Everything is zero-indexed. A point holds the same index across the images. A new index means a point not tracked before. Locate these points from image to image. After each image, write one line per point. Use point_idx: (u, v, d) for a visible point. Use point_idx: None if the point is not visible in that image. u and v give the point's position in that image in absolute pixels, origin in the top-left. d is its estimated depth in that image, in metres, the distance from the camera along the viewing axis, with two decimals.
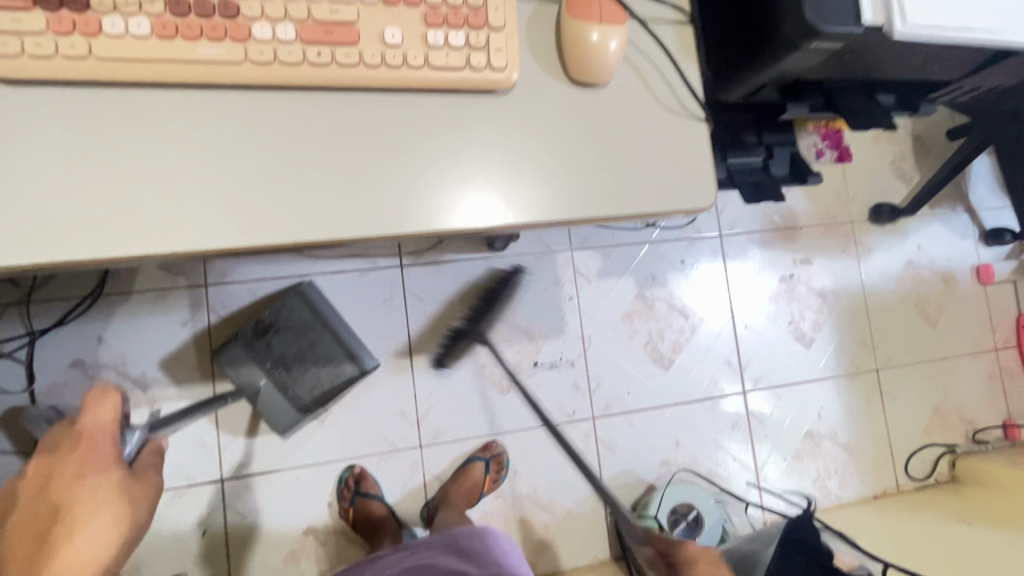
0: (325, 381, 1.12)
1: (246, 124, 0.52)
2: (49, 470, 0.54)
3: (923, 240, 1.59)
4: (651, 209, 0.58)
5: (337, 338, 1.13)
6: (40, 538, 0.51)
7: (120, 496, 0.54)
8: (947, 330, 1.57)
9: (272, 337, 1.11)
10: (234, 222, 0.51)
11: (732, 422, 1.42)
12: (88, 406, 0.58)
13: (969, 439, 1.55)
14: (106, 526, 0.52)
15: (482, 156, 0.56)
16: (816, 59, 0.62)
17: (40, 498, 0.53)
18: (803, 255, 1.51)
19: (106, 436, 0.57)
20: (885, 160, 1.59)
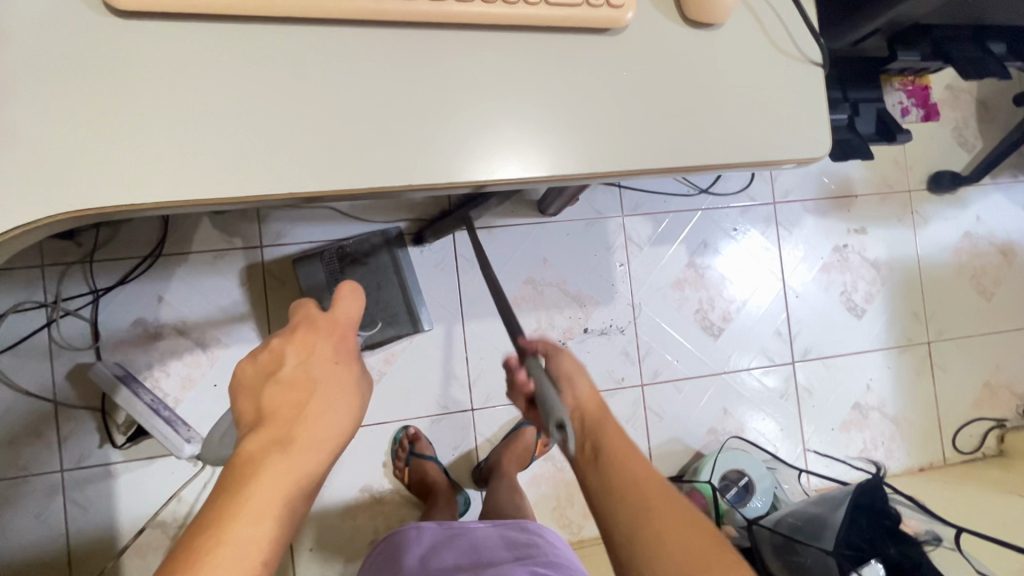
0: (377, 331, 1.19)
1: (361, 63, 0.52)
2: (310, 345, 0.52)
3: (983, 210, 1.54)
4: (761, 157, 0.57)
5: (402, 290, 1.21)
6: (293, 409, 0.49)
7: (362, 391, 0.53)
8: (1003, 304, 1.54)
9: (350, 267, 1.19)
10: (354, 161, 0.51)
11: (779, 393, 1.41)
12: (342, 299, 0.55)
13: (1019, 414, 1.53)
14: (348, 415, 0.51)
15: (595, 97, 0.55)
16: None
17: (298, 369, 0.51)
18: (857, 225, 1.48)
19: (354, 330, 0.56)
20: (947, 127, 1.53)
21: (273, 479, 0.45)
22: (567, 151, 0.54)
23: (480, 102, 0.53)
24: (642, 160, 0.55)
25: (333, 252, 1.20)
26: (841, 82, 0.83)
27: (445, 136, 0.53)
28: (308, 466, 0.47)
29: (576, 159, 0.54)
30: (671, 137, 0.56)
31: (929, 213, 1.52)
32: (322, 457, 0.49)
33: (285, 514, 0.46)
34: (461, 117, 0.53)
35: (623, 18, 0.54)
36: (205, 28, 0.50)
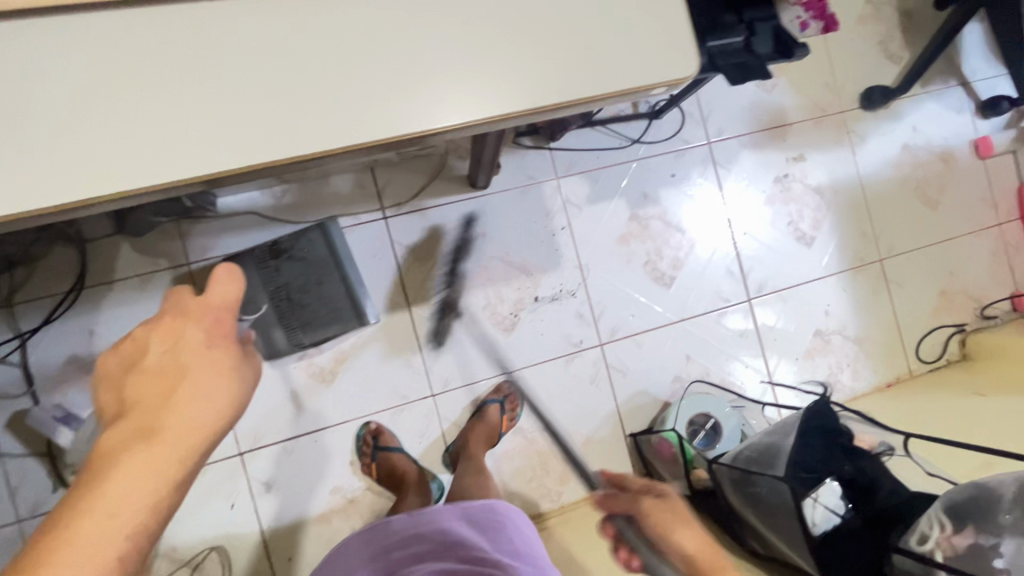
0: (323, 328, 1.15)
1: (197, 44, 0.51)
2: (177, 332, 0.51)
3: (918, 120, 1.53)
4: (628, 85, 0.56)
5: (343, 283, 1.13)
6: (159, 397, 0.49)
7: (238, 374, 0.52)
8: (949, 211, 1.54)
9: (283, 263, 1.12)
10: (214, 145, 0.53)
11: (739, 332, 1.41)
12: (214, 281, 0.53)
13: (976, 316, 1.55)
14: (220, 401, 0.50)
15: (440, 45, 0.55)
16: None
17: (166, 357, 0.51)
18: (795, 152, 1.46)
19: (232, 312, 0.54)
20: (873, 42, 1.52)
21: (137, 467, 0.46)
22: None
23: None
24: None
25: (266, 249, 1.13)
26: (733, 5, 0.82)
27: None
28: (176, 453, 0.47)
29: None
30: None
31: (865, 131, 1.51)
32: (193, 443, 0.48)
33: (154, 499, 0.46)
34: None
35: None
36: (17, 28, 0.48)
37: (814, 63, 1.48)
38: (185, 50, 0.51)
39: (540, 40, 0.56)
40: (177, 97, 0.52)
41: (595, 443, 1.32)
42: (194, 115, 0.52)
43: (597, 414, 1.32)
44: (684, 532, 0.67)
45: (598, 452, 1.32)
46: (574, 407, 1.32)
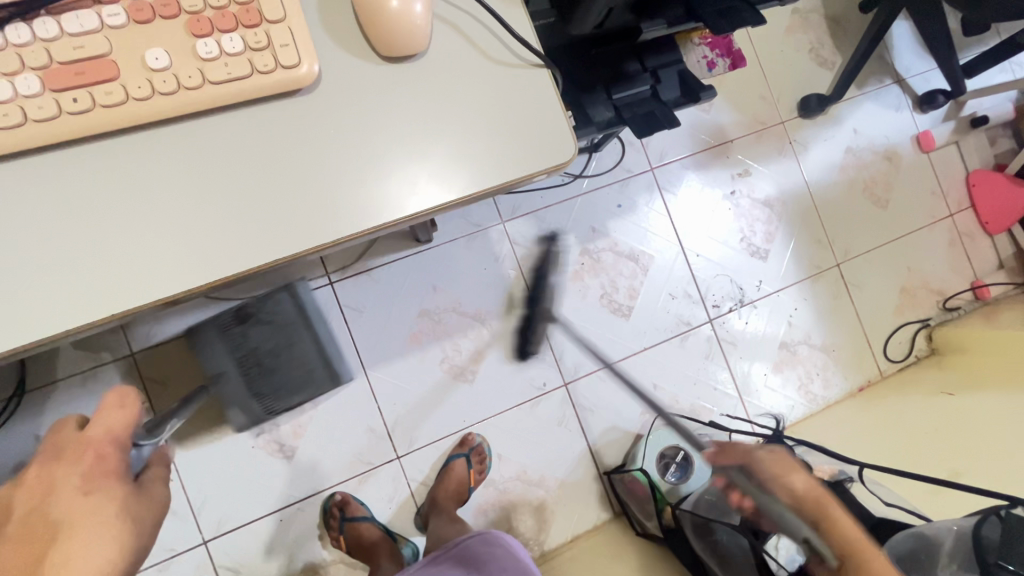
0: (296, 393, 1.06)
1: (33, 196, 0.46)
2: (50, 478, 0.47)
3: (858, 121, 1.55)
4: (500, 181, 0.53)
5: (315, 345, 1.04)
6: (25, 563, 0.44)
7: (127, 519, 0.47)
8: (900, 208, 1.55)
9: (249, 327, 1.01)
10: (49, 305, 0.45)
11: (704, 353, 1.40)
12: (98, 412, 0.49)
13: (939, 309, 1.55)
14: (101, 556, 0.45)
15: (310, 161, 0.50)
16: None
17: (35, 512, 0.46)
18: (740, 167, 1.46)
19: (120, 443, 0.50)
20: (803, 50, 1.53)
21: None
22: (284, 229, 0.49)
23: (170, 205, 0.48)
24: (372, 217, 0.50)
25: (231, 314, 1.02)
26: (637, 52, 0.81)
27: (139, 253, 0.47)
28: None
29: (296, 236, 0.49)
30: (400, 184, 0.51)
31: (807, 139, 1.51)
32: None
33: None
34: (151, 230, 0.47)
35: (301, 76, 0.48)
36: None
37: (749, 77, 1.49)
38: (17, 203, 0.46)
39: (417, 140, 0.52)
40: (8, 256, 0.45)
41: (570, 486, 1.30)
42: (25, 274, 0.45)
43: (568, 456, 1.30)
44: (797, 476, 0.71)
45: (573, 493, 1.30)
46: (544, 451, 1.29)
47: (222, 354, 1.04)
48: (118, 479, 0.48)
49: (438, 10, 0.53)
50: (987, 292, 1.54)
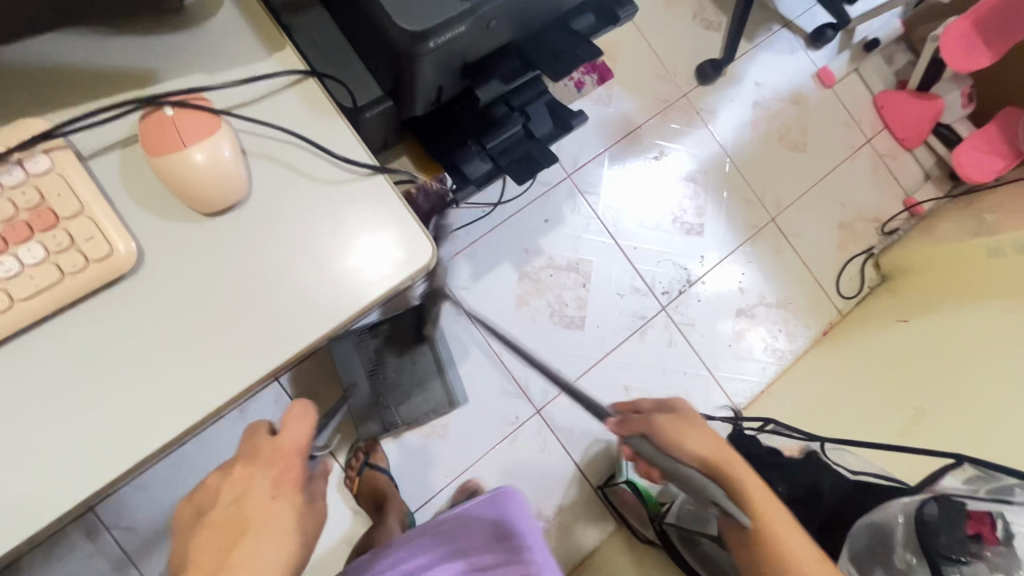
0: (415, 407, 1.21)
1: None
2: (246, 480, 0.54)
3: (757, 74, 1.55)
4: (362, 304, 0.50)
5: (437, 363, 1.21)
6: (220, 550, 0.51)
7: (297, 528, 0.53)
8: (818, 148, 1.56)
9: (382, 342, 1.17)
10: None
11: (666, 342, 1.40)
12: (289, 423, 0.56)
13: (879, 235, 1.57)
14: (280, 558, 0.51)
15: (153, 345, 0.47)
16: (461, 44, 0.53)
17: (232, 508, 0.53)
18: (655, 151, 1.46)
19: (301, 456, 0.56)
20: (687, 18, 1.52)
21: None
22: (142, 421, 0.46)
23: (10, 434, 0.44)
24: (236, 382, 0.48)
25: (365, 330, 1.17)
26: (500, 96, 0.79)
27: None
28: None
29: (156, 423, 0.46)
30: (258, 338, 0.48)
31: (712, 105, 1.51)
32: None
33: None
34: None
35: (118, 260, 0.46)
36: None
37: (641, 59, 1.48)
38: None
39: (262, 288, 0.49)
40: None
41: (568, 509, 1.29)
42: None
43: (558, 481, 1.29)
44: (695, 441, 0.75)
45: (572, 516, 1.29)
46: (534, 483, 1.28)
47: (353, 367, 1.17)
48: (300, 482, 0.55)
49: (248, 148, 0.51)
50: (920, 206, 1.56)
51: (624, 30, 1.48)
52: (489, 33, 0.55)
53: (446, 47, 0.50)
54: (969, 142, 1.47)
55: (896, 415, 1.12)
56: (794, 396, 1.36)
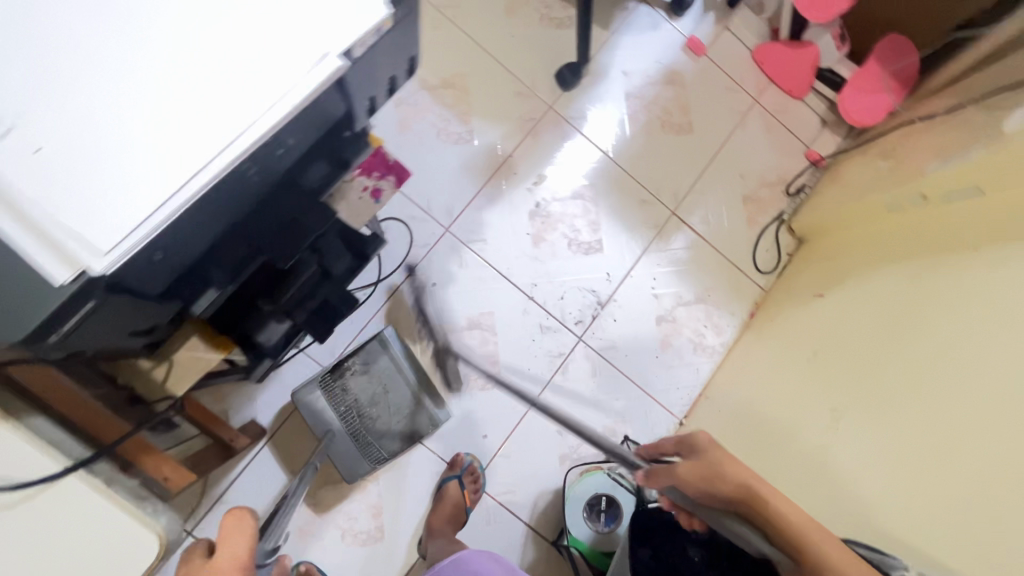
0: (400, 436, 1.16)
1: None
2: None
3: (623, 62, 1.44)
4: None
5: (408, 386, 1.16)
6: None
7: None
8: (704, 123, 1.47)
9: (348, 381, 1.14)
10: None
11: (591, 372, 1.34)
12: (228, 535, 0.63)
13: (787, 197, 1.49)
14: None
15: None
16: (137, 293, 0.46)
17: None
18: (533, 176, 1.37)
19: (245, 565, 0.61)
20: (535, 21, 1.40)
21: None
22: None
23: None
24: None
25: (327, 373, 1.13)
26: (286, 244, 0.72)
27: None
28: None
29: None
30: None
31: (583, 109, 1.41)
32: None
33: None
34: None
35: None
36: None
37: (496, 81, 1.37)
38: None
39: None
40: None
41: (529, 573, 1.24)
42: None
43: (512, 548, 1.25)
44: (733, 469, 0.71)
45: None
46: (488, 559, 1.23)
47: (322, 413, 1.13)
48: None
49: None
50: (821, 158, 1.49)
51: (469, 55, 1.36)
52: (182, 251, 0.47)
53: (100, 313, 0.44)
54: (851, 85, 1.39)
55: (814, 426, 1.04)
56: (730, 410, 1.27)
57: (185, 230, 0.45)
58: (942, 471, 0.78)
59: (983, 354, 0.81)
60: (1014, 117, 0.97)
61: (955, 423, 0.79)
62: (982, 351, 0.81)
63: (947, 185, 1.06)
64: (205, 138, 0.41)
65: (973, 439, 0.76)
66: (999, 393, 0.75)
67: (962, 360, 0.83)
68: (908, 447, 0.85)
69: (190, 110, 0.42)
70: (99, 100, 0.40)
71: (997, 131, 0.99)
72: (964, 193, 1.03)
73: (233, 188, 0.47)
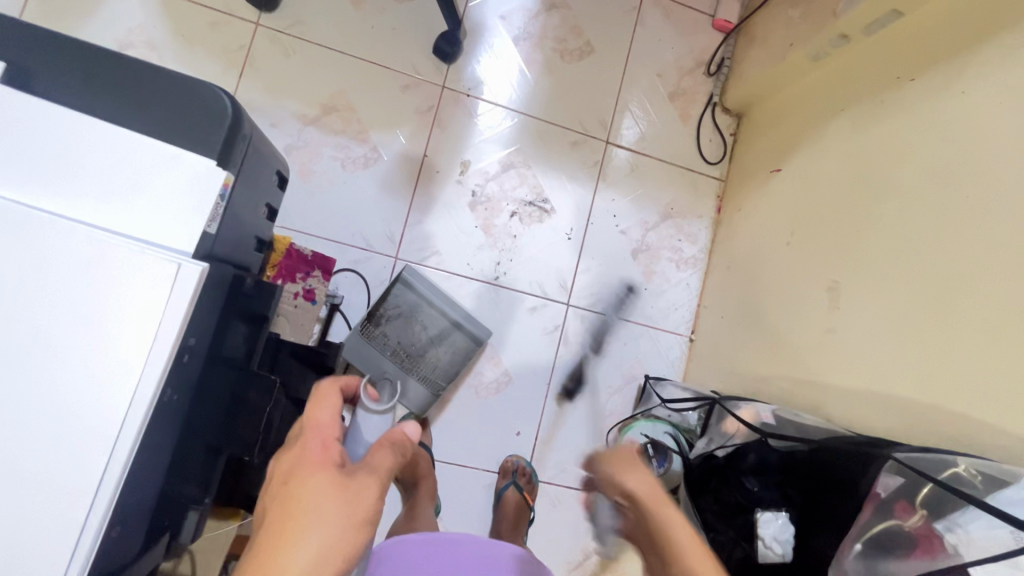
0: (446, 356, 1.19)
1: None
2: (296, 461, 0.55)
3: (496, 5, 1.31)
4: None
5: (439, 312, 1.19)
6: (269, 549, 0.49)
7: (351, 498, 0.53)
8: (603, 37, 1.36)
9: (384, 326, 1.15)
10: None
11: (591, 331, 1.33)
12: (316, 404, 0.61)
13: (710, 79, 1.42)
14: (332, 529, 0.51)
15: None
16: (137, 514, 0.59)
17: (290, 484, 0.53)
18: (457, 166, 1.28)
19: (333, 430, 0.59)
20: (388, 1, 1.26)
21: None
22: None
23: None
24: None
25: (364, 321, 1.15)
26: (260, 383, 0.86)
27: None
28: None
29: None
30: None
31: (478, 75, 1.30)
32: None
33: None
34: None
35: None
36: None
37: (376, 85, 1.25)
38: None
39: None
40: None
41: None
42: None
43: (585, 518, 1.29)
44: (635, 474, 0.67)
45: None
46: (567, 538, 1.27)
47: (370, 363, 1.14)
48: (340, 463, 0.56)
49: None
50: (730, 23, 1.40)
51: (338, 68, 1.23)
52: (145, 469, 0.58)
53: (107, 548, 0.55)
54: None
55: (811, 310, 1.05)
56: (731, 312, 1.27)
57: (156, 453, 0.59)
58: (943, 323, 0.76)
59: (963, 187, 0.79)
60: None
61: (952, 262, 0.78)
62: (965, 185, 0.78)
63: (863, 19, 1.01)
64: (115, 395, 0.52)
65: (973, 276, 0.74)
66: (992, 222, 0.73)
67: (944, 199, 0.81)
68: (905, 300, 0.83)
69: (100, 378, 0.52)
70: (26, 385, 0.51)
71: None
72: (884, 22, 0.98)
73: (162, 408, 0.57)
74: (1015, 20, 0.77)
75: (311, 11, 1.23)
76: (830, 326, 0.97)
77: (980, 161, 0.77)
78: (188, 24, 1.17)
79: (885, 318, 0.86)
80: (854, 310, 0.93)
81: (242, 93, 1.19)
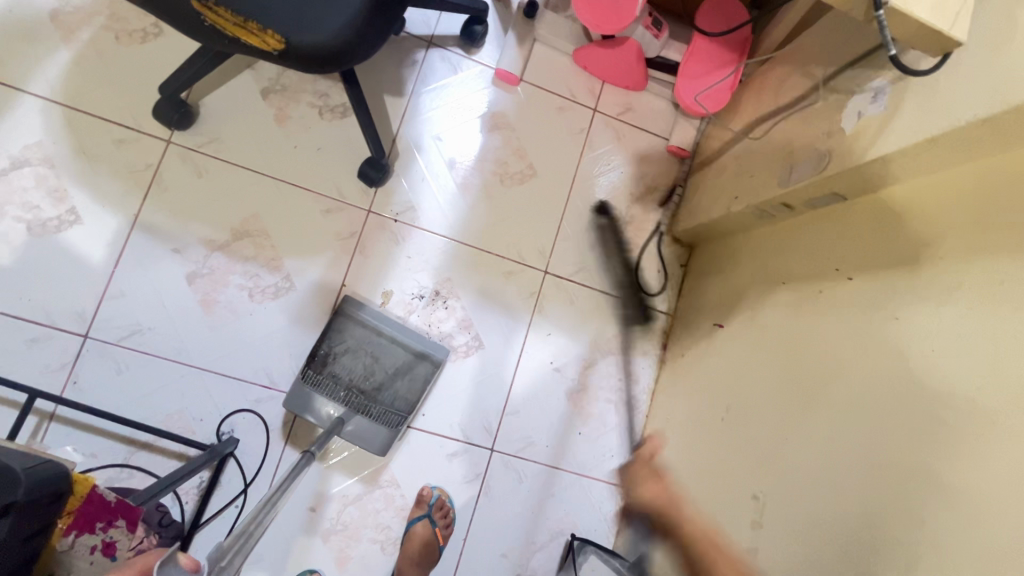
0: (407, 389, 1.11)
1: None
2: None
3: (434, 123, 1.24)
4: None
5: (397, 344, 1.12)
6: None
7: None
8: (548, 160, 1.28)
9: (334, 365, 1.09)
10: None
11: (516, 479, 1.22)
12: None
13: (662, 206, 1.33)
14: None
15: None
16: None
17: None
18: (377, 297, 1.18)
19: None
20: (315, 119, 1.18)
21: None
22: None
23: None
24: None
25: (310, 365, 1.08)
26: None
27: None
28: None
29: None
30: None
31: (408, 198, 1.21)
32: None
33: None
34: None
35: None
36: None
37: (295, 208, 1.16)
38: None
39: None
40: None
41: None
42: None
43: None
44: None
45: None
46: None
47: (324, 404, 1.06)
48: None
49: None
50: (685, 150, 1.31)
51: (253, 190, 1.15)
52: None
53: None
54: (683, 76, 1.20)
55: (741, 511, 0.94)
56: (667, 473, 1.16)
57: None
58: None
59: (891, 448, 0.72)
60: (852, 113, 0.82)
61: (876, 535, 0.71)
62: (894, 447, 0.71)
63: (808, 195, 0.92)
64: None
65: (892, 560, 0.68)
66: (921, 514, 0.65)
67: (873, 447, 0.74)
68: (831, 553, 0.76)
69: None
70: None
71: (836, 129, 0.85)
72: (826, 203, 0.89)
73: None
74: (960, 258, 0.69)
75: (230, 129, 1.15)
76: (755, 543, 0.89)
77: (904, 426, 0.71)
78: (92, 140, 1.09)
79: (808, 563, 0.79)
80: (780, 539, 0.85)
81: (146, 215, 1.10)
